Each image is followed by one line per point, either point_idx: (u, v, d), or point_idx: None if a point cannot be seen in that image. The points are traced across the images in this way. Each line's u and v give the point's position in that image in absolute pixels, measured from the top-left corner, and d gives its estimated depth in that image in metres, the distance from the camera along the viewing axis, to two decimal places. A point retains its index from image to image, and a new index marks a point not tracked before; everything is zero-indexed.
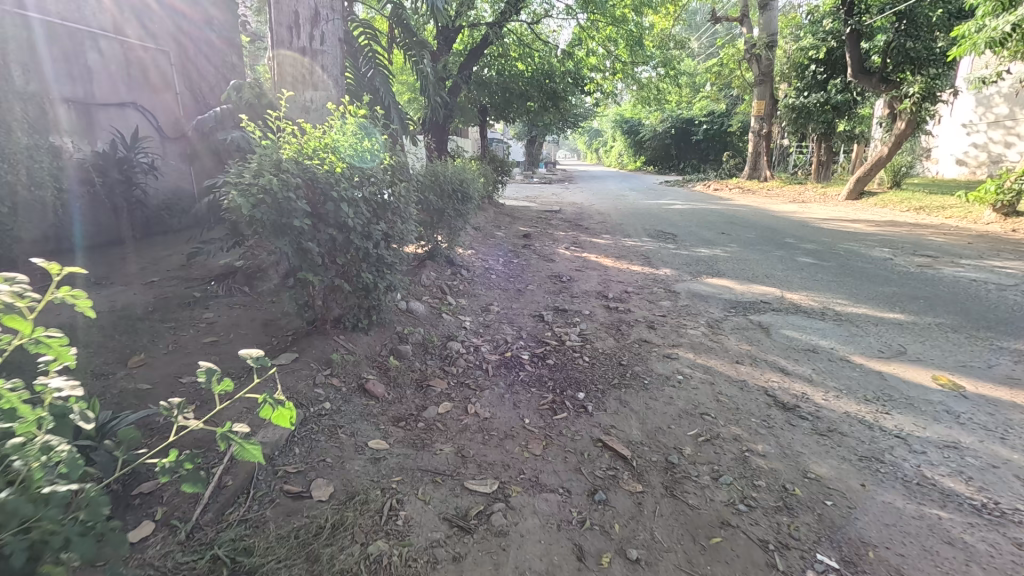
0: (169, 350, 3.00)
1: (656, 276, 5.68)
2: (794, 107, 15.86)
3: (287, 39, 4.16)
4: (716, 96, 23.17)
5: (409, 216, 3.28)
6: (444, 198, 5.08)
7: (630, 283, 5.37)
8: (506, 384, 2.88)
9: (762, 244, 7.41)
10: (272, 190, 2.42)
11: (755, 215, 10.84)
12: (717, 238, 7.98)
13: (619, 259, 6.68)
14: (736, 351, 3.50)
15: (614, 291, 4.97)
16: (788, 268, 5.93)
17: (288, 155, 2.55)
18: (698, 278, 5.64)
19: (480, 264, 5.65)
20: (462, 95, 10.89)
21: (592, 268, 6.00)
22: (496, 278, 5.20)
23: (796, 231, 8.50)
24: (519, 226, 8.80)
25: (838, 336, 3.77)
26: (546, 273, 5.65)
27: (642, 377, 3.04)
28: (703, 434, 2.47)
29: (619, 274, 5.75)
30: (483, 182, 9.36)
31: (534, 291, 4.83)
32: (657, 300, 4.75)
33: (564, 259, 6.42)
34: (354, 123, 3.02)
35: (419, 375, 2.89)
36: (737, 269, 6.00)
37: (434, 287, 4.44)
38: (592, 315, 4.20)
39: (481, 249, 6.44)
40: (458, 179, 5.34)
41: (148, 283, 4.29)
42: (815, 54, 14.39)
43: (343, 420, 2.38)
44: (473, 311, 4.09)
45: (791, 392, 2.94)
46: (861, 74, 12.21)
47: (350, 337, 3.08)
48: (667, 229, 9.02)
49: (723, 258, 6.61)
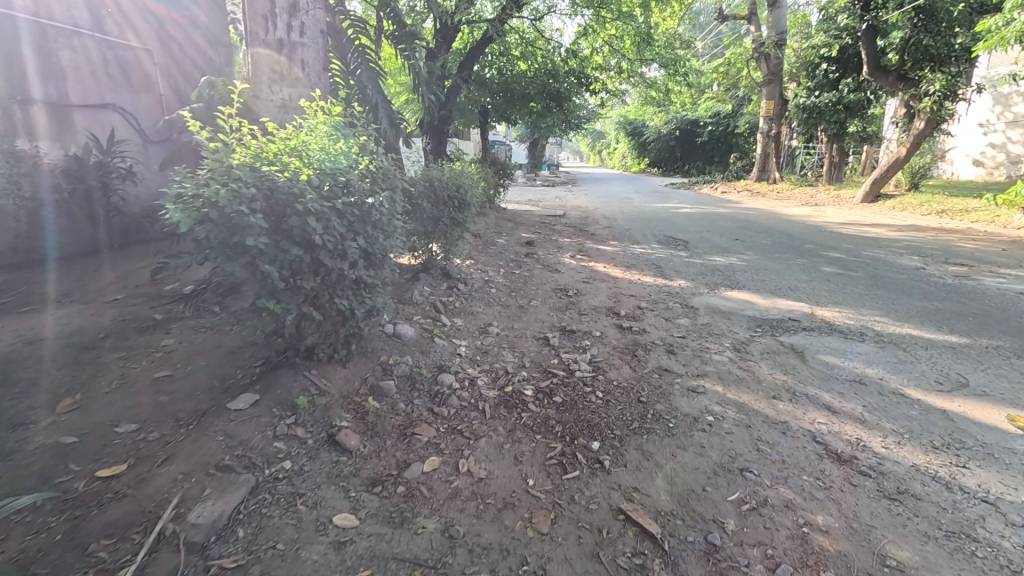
0: (112, 389, 2.57)
1: (670, 289, 5.23)
2: (804, 107, 15.50)
3: (262, 31, 3.71)
4: (723, 96, 22.71)
5: (394, 229, 2.84)
6: (439, 206, 4.64)
7: (643, 296, 4.91)
8: (506, 430, 2.43)
9: (780, 252, 6.94)
10: (218, 204, 1.99)
11: (768, 219, 10.37)
12: (731, 244, 7.51)
13: (629, 268, 6.24)
14: (771, 382, 3.04)
15: (626, 307, 4.52)
16: (813, 280, 5.46)
17: (241, 160, 2.13)
18: (715, 291, 5.18)
19: (479, 276, 5.21)
20: (461, 96, 10.48)
21: (600, 280, 5.56)
22: (496, 292, 4.76)
23: (815, 237, 8.03)
24: (522, 233, 8.37)
25: (884, 362, 3.30)
26: (551, 285, 5.21)
27: (666, 419, 2.59)
28: (747, 499, 2.02)
29: (630, 286, 5.30)
30: (484, 186, 8.93)
31: (537, 308, 4.39)
32: (674, 318, 4.29)
33: (569, 270, 5.98)
34: (328, 122, 2.59)
35: (403, 419, 2.45)
36: (757, 280, 5.54)
37: (426, 305, 4.00)
38: (603, 337, 3.75)
39: (482, 259, 6.01)
40: (455, 185, 4.91)
41: (110, 302, 3.86)
42: (827, 52, 13.91)
43: (304, 486, 1.94)
44: (470, 333, 3.65)
45: (844, 438, 2.48)
46: (877, 73, 11.68)
47: (323, 372, 2.64)
48: (678, 235, 8.56)
49: (740, 267, 6.16)
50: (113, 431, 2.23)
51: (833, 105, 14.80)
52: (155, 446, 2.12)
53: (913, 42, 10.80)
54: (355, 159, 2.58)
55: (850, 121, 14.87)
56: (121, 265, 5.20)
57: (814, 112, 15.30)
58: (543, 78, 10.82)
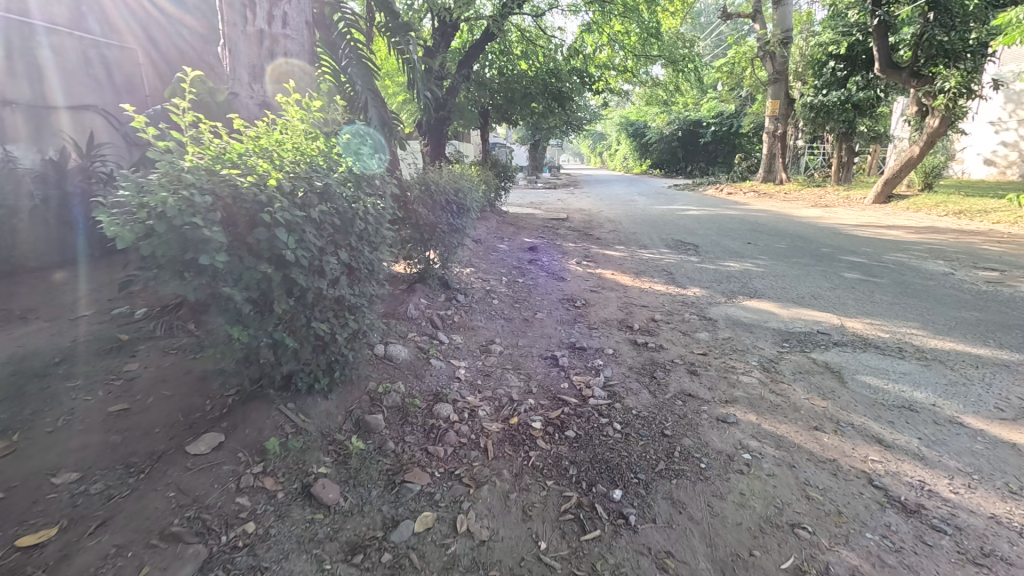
0: (58, 426, 2.23)
1: (685, 299, 4.88)
2: (812, 106, 15.16)
3: (241, 22, 3.40)
4: (726, 96, 22.40)
5: (383, 239, 2.50)
6: (436, 211, 4.30)
7: (657, 307, 4.57)
8: (512, 476, 2.09)
9: (796, 256, 6.60)
10: (166, 215, 1.66)
11: (778, 221, 10.03)
12: (744, 249, 7.18)
13: (638, 275, 5.90)
14: (810, 410, 2.69)
15: (640, 320, 4.17)
16: (837, 288, 5.11)
17: (197, 161, 1.80)
18: (733, 300, 4.84)
19: (480, 286, 4.87)
20: (461, 96, 10.17)
21: (609, 288, 5.22)
22: (499, 304, 4.42)
23: (830, 240, 7.69)
24: (525, 237, 8.04)
25: (935, 385, 2.95)
26: (557, 295, 4.87)
27: (696, 458, 2.25)
28: (805, 567, 1.67)
29: (642, 296, 4.96)
30: (485, 189, 8.60)
31: (544, 321, 4.05)
32: (692, 331, 3.95)
33: (576, 278, 5.64)
34: (306, 118, 2.26)
35: (392, 463, 2.11)
36: (777, 288, 5.20)
37: (422, 320, 3.66)
38: (617, 355, 3.40)
39: (483, 267, 5.67)
40: (454, 188, 4.57)
41: (75, 320, 3.52)
42: (835, 50, 13.57)
43: (268, 556, 1.60)
44: (471, 352, 3.30)
45: (905, 480, 2.14)
46: (889, 69, 11.30)
47: (301, 406, 2.30)
48: (686, 239, 8.23)
49: (757, 273, 5.82)
50: (50, 482, 1.89)
51: (841, 105, 14.45)
52: (96, 503, 1.78)
53: (926, 38, 10.38)
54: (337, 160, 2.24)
55: (859, 120, 14.53)
56: (99, 277, 4.88)
57: (821, 111, 14.96)
58: (545, 78, 10.51)
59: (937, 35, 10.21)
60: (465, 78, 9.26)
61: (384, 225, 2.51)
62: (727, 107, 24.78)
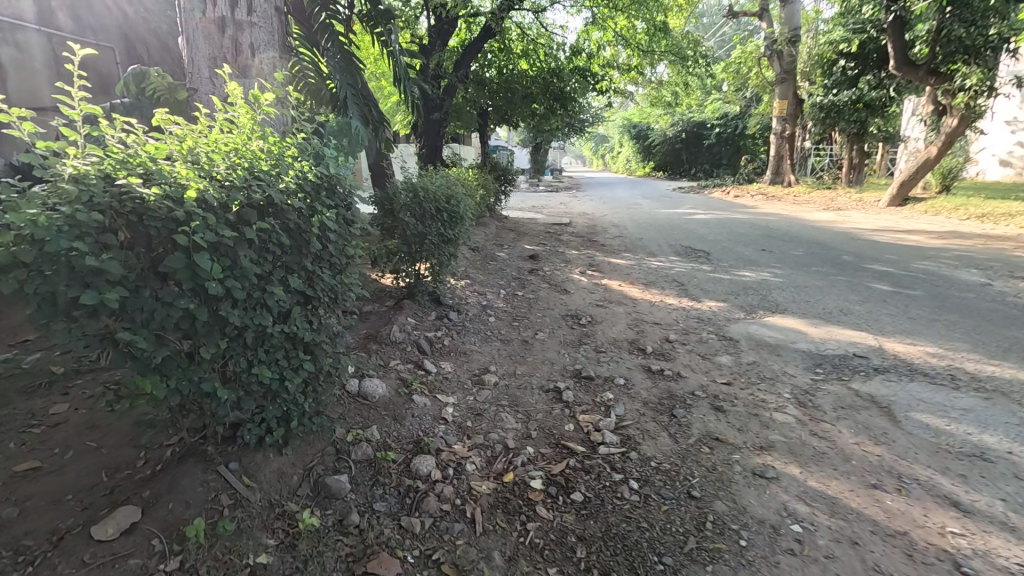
0: None
1: (700, 314, 4.45)
2: (822, 106, 14.74)
3: (199, 6, 2.98)
4: (733, 96, 21.98)
5: (352, 258, 2.07)
6: (425, 220, 3.88)
7: (671, 325, 4.13)
8: (504, 564, 1.67)
9: (816, 265, 6.17)
10: (37, 242, 1.24)
11: (791, 226, 9.60)
12: (758, 256, 6.75)
13: (648, 286, 5.47)
14: (863, 460, 2.25)
15: (653, 340, 3.74)
16: (867, 301, 4.66)
17: (89, 168, 1.37)
18: (754, 316, 4.40)
19: (475, 301, 4.46)
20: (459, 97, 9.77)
21: (618, 302, 4.79)
22: (496, 322, 4.00)
23: (850, 247, 7.26)
24: (525, 244, 7.62)
25: (1005, 425, 2.50)
26: (560, 310, 4.45)
27: (733, 531, 1.81)
28: None
29: (653, 311, 4.52)
30: (483, 194, 8.20)
31: (545, 343, 3.62)
32: (713, 354, 3.52)
33: (580, 290, 5.22)
34: (253, 113, 1.85)
35: (354, 546, 1.70)
36: (800, 301, 4.76)
37: (407, 345, 3.23)
38: (629, 386, 2.97)
39: (479, 279, 5.25)
40: (446, 194, 4.13)
41: (12, 345, 3.10)
42: (846, 48, 13.12)
43: None
44: (461, 384, 2.87)
45: (999, 565, 1.69)
46: (905, 67, 10.84)
47: (246, 466, 1.88)
48: (696, 245, 7.81)
49: (776, 284, 5.39)
50: None
51: (852, 104, 14.09)
52: None
53: (945, 33, 9.96)
54: (290, 164, 1.81)
55: (871, 120, 14.09)
56: None
57: (832, 111, 14.57)
58: (546, 78, 10.10)
59: (955, 31, 9.75)
60: (462, 77, 8.84)
61: (351, 243, 2.07)
62: (731, 108, 24.40)
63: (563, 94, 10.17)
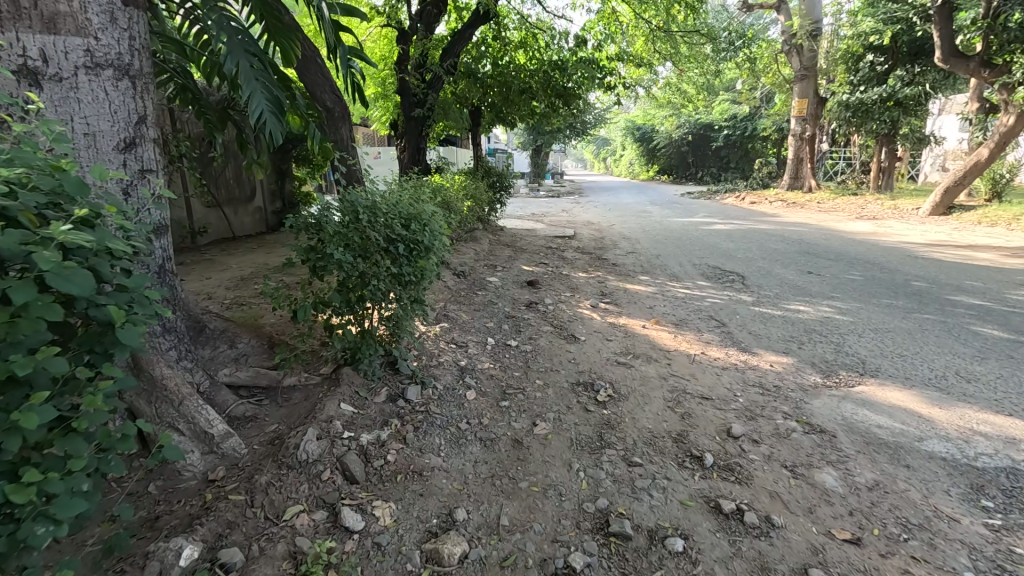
0: None
1: (764, 381, 3.22)
2: (847, 104, 13.57)
3: None
4: (746, 94, 20.72)
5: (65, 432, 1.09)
6: (368, 256, 2.63)
7: (727, 403, 2.89)
8: None
9: (888, 295, 4.94)
10: None
11: (828, 239, 8.40)
12: (807, 282, 5.55)
13: (679, 327, 4.26)
14: None
15: (709, 439, 2.50)
16: (987, 355, 3.44)
17: None
18: (840, 383, 3.17)
19: (451, 361, 3.22)
20: (446, 91, 8.59)
21: (646, 357, 3.53)
22: (477, 399, 2.78)
23: (915, 269, 6.01)
24: (522, 265, 6.41)
25: None
26: (568, 374, 3.22)
27: None
28: None
29: (694, 374, 3.29)
30: (473, 206, 7.00)
31: (547, 445, 2.38)
32: (812, 468, 2.27)
33: (593, 335, 3.97)
34: None
35: None
36: (892, 356, 3.52)
37: (324, 471, 2.00)
38: (694, 555, 1.74)
39: (460, 322, 4.01)
40: (407, 213, 2.87)
41: None
42: (877, 41, 12.24)
43: None
44: (402, 563, 1.67)
45: None
46: (953, 59, 9.54)
47: None
48: (725, 266, 6.58)
49: (847, 327, 4.14)
50: None
51: (881, 102, 12.91)
52: None
53: (1003, 19, 8.71)
54: None
55: (904, 120, 12.82)
56: None
57: (859, 110, 13.34)
58: (547, 71, 8.80)
59: (1018, 14, 8.47)
60: (450, 69, 7.45)
61: (85, 349, 1.16)
62: (742, 108, 23.18)
63: (563, 89, 8.91)
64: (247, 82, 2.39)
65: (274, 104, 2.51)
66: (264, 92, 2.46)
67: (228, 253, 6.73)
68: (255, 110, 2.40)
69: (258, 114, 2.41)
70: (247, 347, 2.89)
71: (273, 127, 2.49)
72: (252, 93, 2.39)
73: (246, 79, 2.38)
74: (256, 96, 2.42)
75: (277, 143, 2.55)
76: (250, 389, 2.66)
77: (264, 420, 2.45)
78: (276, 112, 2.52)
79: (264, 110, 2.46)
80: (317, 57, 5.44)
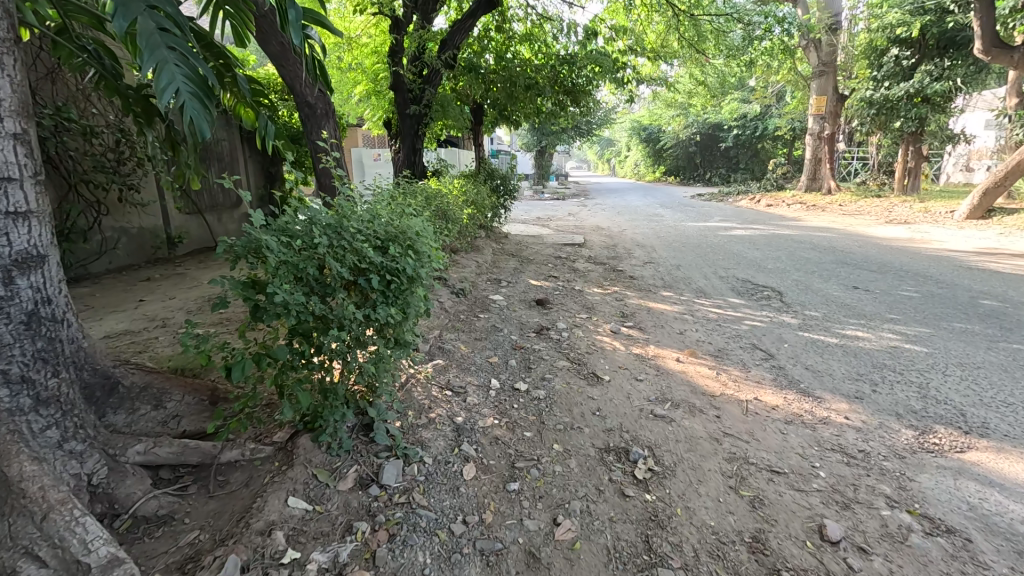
0: None
1: (843, 442, 2.53)
2: (870, 101, 12.86)
3: None
4: (758, 92, 19.99)
5: None
6: (330, 293, 1.95)
7: (807, 481, 2.19)
8: None
9: (958, 317, 4.24)
10: None
11: (863, 246, 7.69)
12: (857, 301, 4.85)
13: (719, 361, 3.56)
14: None
15: (797, 548, 1.81)
16: None
17: None
18: (945, 447, 2.47)
19: (445, 419, 2.55)
20: (445, 87, 7.93)
21: (688, 407, 2.84)
22: (476, 482, 2.10)
23: (975, 282, 5.30)
24: (530, 278, 5.74)
25: None
26: (594, 434, 2.53)
27: None
28: None
29: (754, 432, 2.59)
30: (474, 214, 6.33)
31: (574, 563, 1.72)
32: None
33: (618, 374, 3.27)
34: None
35: None
36: (997, 406, 2.82)
37: None
38: None
39: (457, 359, 3.31)
40: (385, 233, 2.20)
41: None
42: (905, 33, 11.52)
43: None
44: None
45: None
46: (996, 49, 8.77)
47: None
48: (756, 279, 5.88)
49: (924, 361, 3.44)
50: None
51: (907, 98, 12.18)
52: None
53: None
54: None
55: (933, 117, 12.07)
56: None
57: (884, 107, 12.62)
58: (554, 66, 8.11)
59: None
60: (449, 61, 6.76)
61: None
62: (752, 108, 22.48)
63: (572, 85, 8.25)
64: (150, 47, 1.74)
65: (195, 82, 1.86)
66: (178, 65, 1.81)
67: (205, 265, 6.11)
68: (163, 85, 1.75)
69: (167, 90, 1.75)
70: (179, 406, 2.22)
71: (194, 112, 1.83)
72: (158, 62, 1.75)
73: (150, 44, 1.75)
74: (166, 68, 1.77)
75: (203, 135, 1.88)
76: (176, 468, 2.00)
77: (184, 522, 1.79)
78: (197, 91, 1.87)
79: (180, 88, 1.80)
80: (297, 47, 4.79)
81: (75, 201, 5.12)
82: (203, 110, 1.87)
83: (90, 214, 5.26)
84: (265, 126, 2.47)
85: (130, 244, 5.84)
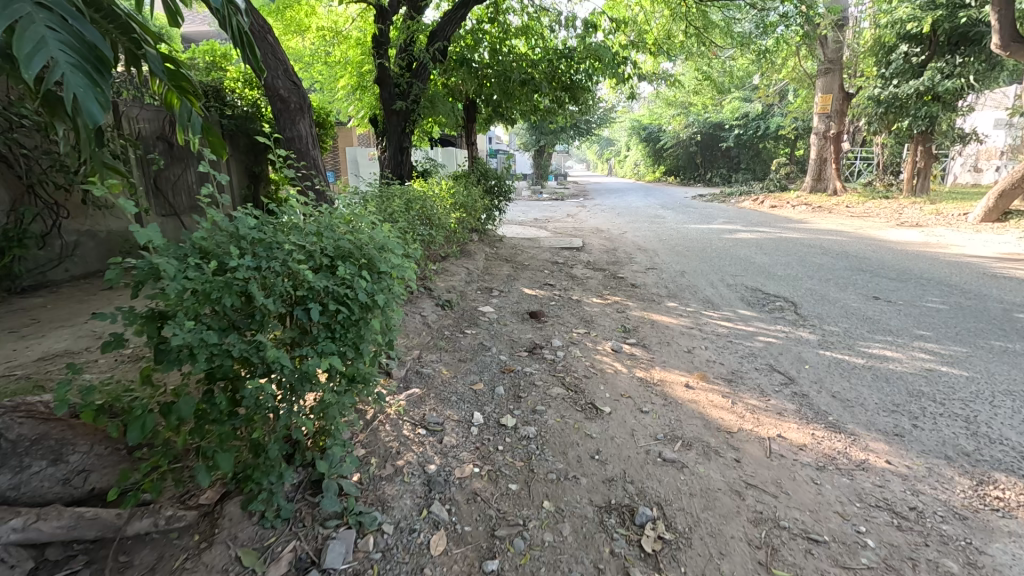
0: None
1: (890, 496, 2.12)
2: (880, 99, 12.45)
3: None
4: (761, 91, 19.59)
5: None
6: (260, 328, 1.53)
7: (854, 555, 1.79)
8: None
9: (997, 334, 3.84)
10: None
11: (877, 251, 7.29)
12: (879, 313, 4.45)
13: (733, 387, 3.16)
14: None
15: None
16: None
17: None
18: (1012, 504, 2.07)
19: (413, 468, 2.14)
20: (436, 81, 7.52)
21: (702, 449, 2.43)
22: (446, 561, 1.70)
23: (1005, 293, 4.90)
24: (524, 287, 5.33)
25: None
26: (592, 487, 2.13)
27: None
28: None
29: (783, 483, 2.18)
30: (465, 217, 5.91)
31: None
32: None
33: (620, 404, 2.87)
34: None
35: None
36: None
37: None
38: None
39: (436, 386, 2.90)
40: (336, 249, 1.78)
41: None
42: (916, 28, 11.12)
43: None
44: None
45: None
46: (1015, 44, 8.38)
47: None
48: (767, 287, 5.48)
49: (967, 388, 3.03)
50: None
51: (917, 96, 11.79)
52: None
53: None
54: None
55: (945, 116, 11.68)
56: None
57: (893, 105, 12.22)
58: (552, 61, 7.70)
59: None
60: (437, 54, 6.37)
61: None
62: (754, 107, 22.09)
63: (570, 81, 7.85)
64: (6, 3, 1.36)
65: (77, 51, 1.46)
66: (51, 28, 1.42)
67: None
68: (28, 50, 1.35)
69: (33, 56, 1.35)
70: (87, 459, 1.79)
71: (78, 86, 1.42)
72: (17, 20, 1.36)
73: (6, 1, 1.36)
74: (32, 31, 1.37)
75: (93, 117, 1.45)
76: (68, 546, 1.60)
77: None
78: (82, 63, 1.46)
79: (55, 56, 1.40)
80: (270, 34, 4.41)
81: (31, 202, 4.62)
82: (92, 87, 1.46)
83: (48, 217, 4.75)
84: (181, 113, 2.02)
85: (98, 247, 5.25)
